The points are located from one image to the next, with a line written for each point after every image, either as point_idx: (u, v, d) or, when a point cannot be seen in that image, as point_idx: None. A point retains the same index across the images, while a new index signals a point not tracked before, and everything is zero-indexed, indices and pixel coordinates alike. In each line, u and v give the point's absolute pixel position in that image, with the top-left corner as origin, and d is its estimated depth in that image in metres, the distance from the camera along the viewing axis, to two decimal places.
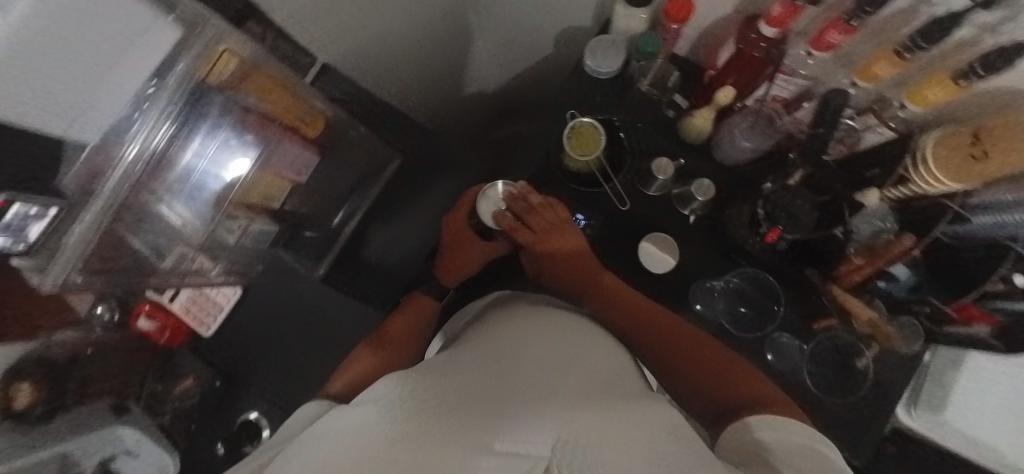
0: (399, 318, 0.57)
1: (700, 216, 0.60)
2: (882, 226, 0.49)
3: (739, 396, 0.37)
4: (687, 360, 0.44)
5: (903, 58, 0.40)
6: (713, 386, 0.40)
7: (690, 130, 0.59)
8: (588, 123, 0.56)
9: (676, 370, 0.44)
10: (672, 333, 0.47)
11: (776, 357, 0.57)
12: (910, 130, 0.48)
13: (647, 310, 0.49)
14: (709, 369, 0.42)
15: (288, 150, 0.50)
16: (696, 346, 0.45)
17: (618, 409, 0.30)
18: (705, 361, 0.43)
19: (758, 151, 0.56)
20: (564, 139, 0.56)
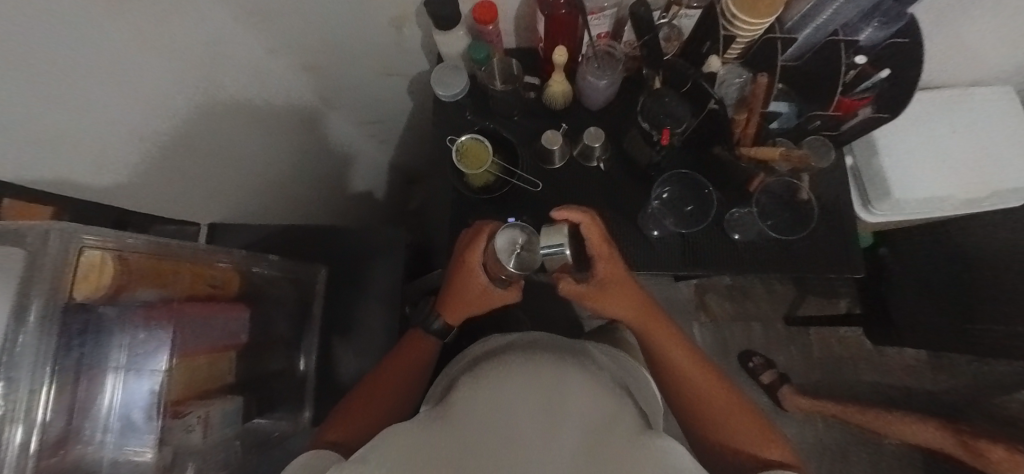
0: (394, 367, 0.56)
1: (607, 160, 0.64)
2: (741, 81, 0.55)
3: (757, 445, 0.47)
4: (701, 403, 0.52)
5: None
6: (717, 430, 0.50)
7: (555, 98, 0.63)
8: (466, 139, 0.57)
9: (708, 417, 0.51)
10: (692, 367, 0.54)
11: (743, 232, 0.61)
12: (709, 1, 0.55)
13: (668, 349, 0.55)
14: (717, 418, 0.50)
15: (204, 319, 0.47)
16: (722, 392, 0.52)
17: (616, 450, 0.32)
18: (718, 404, 0.51)
19: (616, 83, 0.61)
20: (455, 163, 0.58)
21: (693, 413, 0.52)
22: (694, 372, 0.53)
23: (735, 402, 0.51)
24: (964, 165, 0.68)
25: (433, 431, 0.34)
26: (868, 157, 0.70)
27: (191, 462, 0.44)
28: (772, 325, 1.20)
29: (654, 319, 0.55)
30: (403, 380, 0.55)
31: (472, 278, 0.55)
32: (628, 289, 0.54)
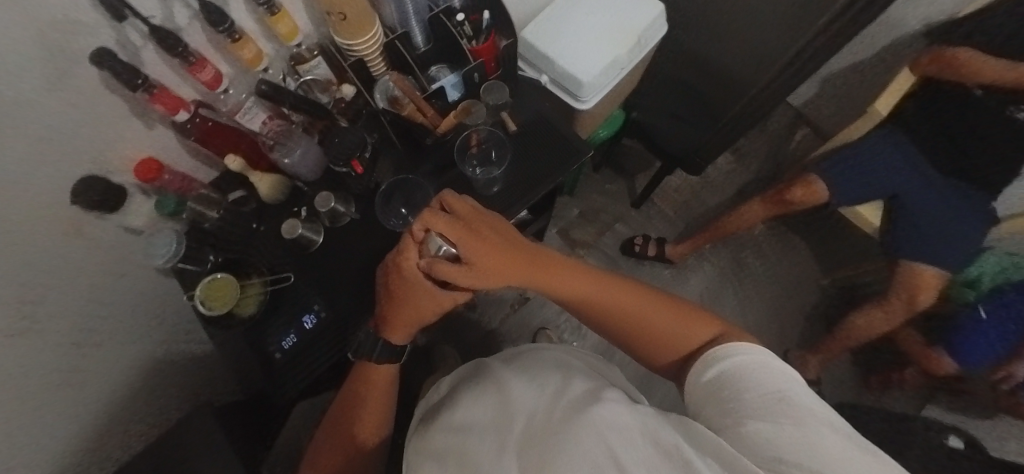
0: (353, 400, 0.53)
1: (355, 207, 0.66)
2: (386, 84, 0.63)
3: (682, 334, 0.47)
4: (626, 320, 0.50)
5: (237, 35, 0.51)
6: (646, 337, 0.50)
7: (267, 191, 0.63)
8: (220, 278, 0.55)
9: (636, 331, 0.50)
10: (596, 293, 0.50)
11: (498, 184, 0.67)
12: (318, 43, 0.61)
13: (576, 290, 0.49)
14: (642, 326, 0.49)
15: None
16: (644, 300, 0.51)
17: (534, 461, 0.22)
18: (635, 312, 0.49)
19: (305, 148, 0.63)
20: (194, 294, 0.55)
21: (620, 331, 0.51)
22: (606, 299, 0.50)
23: (649, 302, 0.50)
24: (609, 30, 0.85)
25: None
26: (552, 66, 0.84)
27: None
28: (630, 217, 1.34)
29: (549, 266, 0.48)
30: (364, 414, 0.52)
31: (423, 293, 0.45)
32: (506, 248, 0.44)
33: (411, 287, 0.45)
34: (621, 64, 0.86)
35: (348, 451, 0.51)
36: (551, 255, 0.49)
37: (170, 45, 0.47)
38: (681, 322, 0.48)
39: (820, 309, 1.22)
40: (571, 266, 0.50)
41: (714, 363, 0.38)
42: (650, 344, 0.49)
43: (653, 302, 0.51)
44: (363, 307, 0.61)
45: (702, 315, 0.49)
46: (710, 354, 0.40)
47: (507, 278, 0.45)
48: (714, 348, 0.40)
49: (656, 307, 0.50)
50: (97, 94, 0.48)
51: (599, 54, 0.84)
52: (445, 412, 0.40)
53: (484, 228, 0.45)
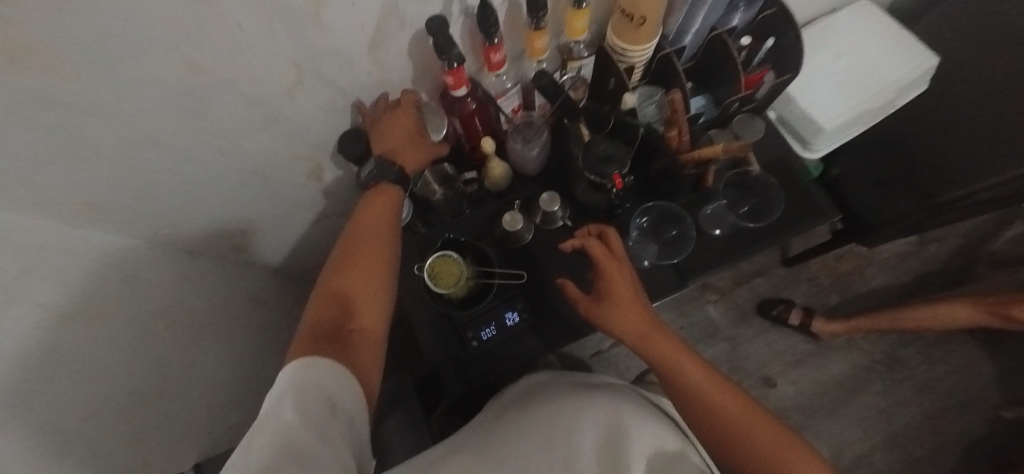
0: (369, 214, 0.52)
1: (569, 215, 0.63)
2: (656, 97, 0.59)
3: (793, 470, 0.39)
4: (721, 416, 0.44)
5: (541, 27, 0.47)
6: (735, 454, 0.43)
7: (494, 180, 0.61)
8: (454, 257, 0.55)
9: (711, 431, 0.45)
10: (703, 387, 0.46)
11: (721, 228, 0.62)
12: (594, 43, 0.57)
13: (680, 372, 0.47)
14: (745, 445, 0.42)
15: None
16: (750, 416, 0.44)
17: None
18: (742, 421, 0.43)
19: (545, 145, 0.61)
20: (428, 263, 0.55)
21: (693, 421, 0.47)
22: (712, 391, 0.46)
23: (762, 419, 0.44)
24: (865, 77, 0.73)
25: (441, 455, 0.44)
26: (785, 106, 0.75)
27: None
28: (772, 272, 1.20)
29: (657, 333, 0.48)
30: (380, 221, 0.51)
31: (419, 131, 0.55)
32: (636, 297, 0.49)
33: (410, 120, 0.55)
34: (868, 118, 0.75)
35: (359, 276, 0.47)
36: (652, 322, 0.49)
37: (487, 27, 0.45)
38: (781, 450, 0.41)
39: (988, 441, 1.03)
40: (658, 335, 0.48)
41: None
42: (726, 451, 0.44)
43: (757, 420, 0.44)
44: (561, 322, 0.59)
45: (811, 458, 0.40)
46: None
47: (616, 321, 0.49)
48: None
49: (737, 416, 0.44)
50: (394, 46, 0.48)
51: (846, 103, 0.73)
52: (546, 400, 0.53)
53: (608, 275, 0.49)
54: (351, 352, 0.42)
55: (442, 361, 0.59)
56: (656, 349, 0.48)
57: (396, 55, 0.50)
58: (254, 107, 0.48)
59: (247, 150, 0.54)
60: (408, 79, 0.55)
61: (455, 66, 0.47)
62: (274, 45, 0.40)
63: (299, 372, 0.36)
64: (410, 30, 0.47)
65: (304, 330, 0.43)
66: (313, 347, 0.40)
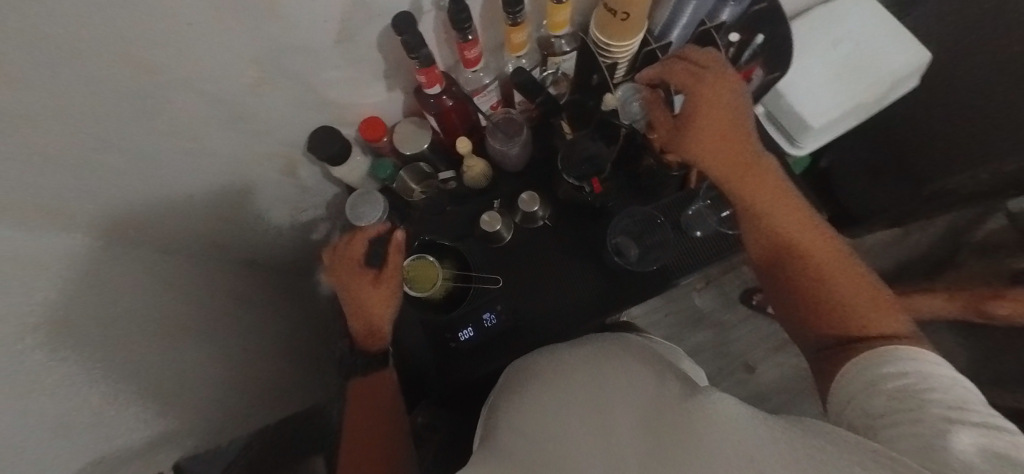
0: (362, 304, 0.53)
1: (550, 215, 0.62)
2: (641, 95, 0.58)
3: (875, 306, 0.42)
4: (802, 249, 0.47)
5: (519, 21, 0.45)
6: (809, 292, 0.45)
7: (474, 179, 0.60)
8: (432, 261, 0.56)
9: (796, 233, 0.47)
10: (771, 201, 0.48)
11: (703, 228, 0.62)
12: (577, 37, 0.54)
13: (762, 204, 0.48)
14: (820, 277, 0.45)
15: None
16: (826, 245, 0.47)
17: (681, 431, 0.24)
18: (820, 259, 0.46)
19: (526, 143, 0.59)
20: (407, 267, 0.55)
21: (771, 239, 0.48)
22: (798, 240, 0.47)
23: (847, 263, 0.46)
24: (859, 70, 0.71)
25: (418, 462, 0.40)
26: (775, 100, 0.73)
27: None
28: None
29: (740, 157, 0.48)
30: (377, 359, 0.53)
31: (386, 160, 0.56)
32: (732, 97, 0.46)
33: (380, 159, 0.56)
34: (857, 113, 0.73)
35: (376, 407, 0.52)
36: (744, 144, 0.47)
37: (460, 22, 0.42)
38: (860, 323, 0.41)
39: None
40: (737, 163, 0.48)
41: (886, 351, 0.36)
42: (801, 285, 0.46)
43: (840, 262, 0.46)
44: (541, 325, 0.59)
45: (869, 288, 0.44)
46: (892, 350, 0.35)
47: (704, 121, 0.45)
48: (888, 346, 0.36)
49: (821, 245, 0.47)
50: (363, 41, 0.45)
51: (837, 98, 0.71)
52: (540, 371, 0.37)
53: (698, 89, 0.45)
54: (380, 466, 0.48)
55: (424, 360, 0.60)
56: (739, 154, 0.47)
57: (366, 51, 0.47)
58: (216, 106, 0.45)
59: (214, 150, 0.52)
60: (381, 75, 0.52)
61: (427, 64, 0.44)
62: (227, 41, 0.37)
63: None
64: (379, 24, 0.44)
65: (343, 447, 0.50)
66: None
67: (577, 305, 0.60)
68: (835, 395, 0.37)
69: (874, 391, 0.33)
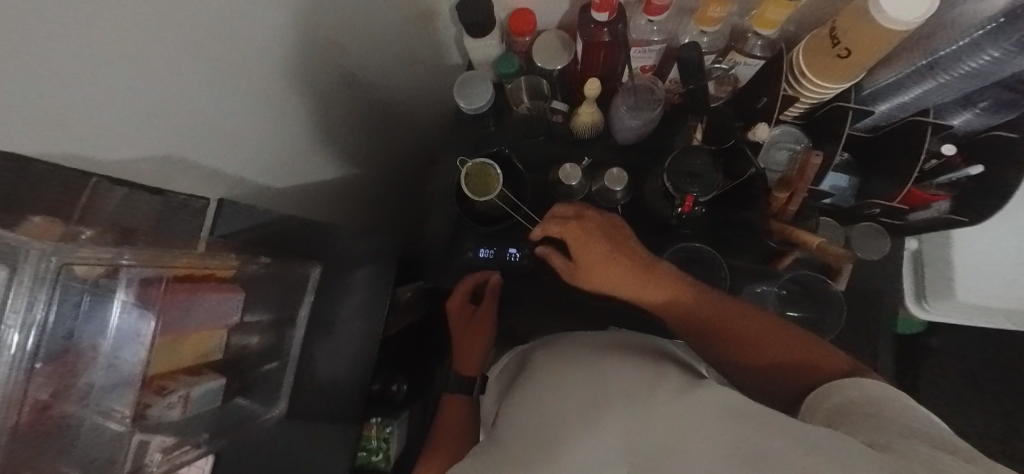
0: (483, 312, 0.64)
1: (625, 204, 0.59)
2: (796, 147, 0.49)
3: (816, 366, 0.37)
4: (727, 336, 0.44)
5: None
6: (766, 368, 0.41)
7: (580, 127, 0.58)
8: (494, 169, 0.54)
9: (735, 325, 0.44)
10: (686, 292, 0.47)
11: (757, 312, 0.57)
12: (776, 49, 0.47)
13: (695, 327, 0.47)
14: (786, 354, 0.40)
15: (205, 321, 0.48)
16: (757, 328, 0.43)
17: (665, 418, 0.31)
18: (770, 351, 0.41)
19: (650, 123, 0.55)
20: (470, 162, 0.55)
21: (702, 337, 0.47)
22: (769, 338, 0.42)
23: (774, 328, 0.43)
24: None
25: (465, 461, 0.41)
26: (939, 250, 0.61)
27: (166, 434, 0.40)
28: None
29: (645, 265, 0.48)
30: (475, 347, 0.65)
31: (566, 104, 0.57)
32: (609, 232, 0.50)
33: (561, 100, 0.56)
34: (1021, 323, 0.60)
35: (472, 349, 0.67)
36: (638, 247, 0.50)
37: None
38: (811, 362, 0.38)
39: None
40: (647, 264, 0.49)
41: (844, 388, 0.33)
42: (765, 360, 0.41)
43: (801, 346, 0.40)
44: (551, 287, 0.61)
45: (821, 346, 0.40)
46: (841, 383, 0.33)
47: (607, 261, 0.49)
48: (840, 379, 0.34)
49: (764, 331, 0.43)
50: None
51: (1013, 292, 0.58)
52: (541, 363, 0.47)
53: (578, 233, 0.50)
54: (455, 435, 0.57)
55: (438, 250, 0.63)
56: (643, 264, 0.49)
57: None
58: None
59: None
60: None
61: None
62: None
63: None
64: None
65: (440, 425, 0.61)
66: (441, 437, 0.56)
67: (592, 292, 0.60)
68: (815, 408, 0.34)
69: (846, 415, 0.31)
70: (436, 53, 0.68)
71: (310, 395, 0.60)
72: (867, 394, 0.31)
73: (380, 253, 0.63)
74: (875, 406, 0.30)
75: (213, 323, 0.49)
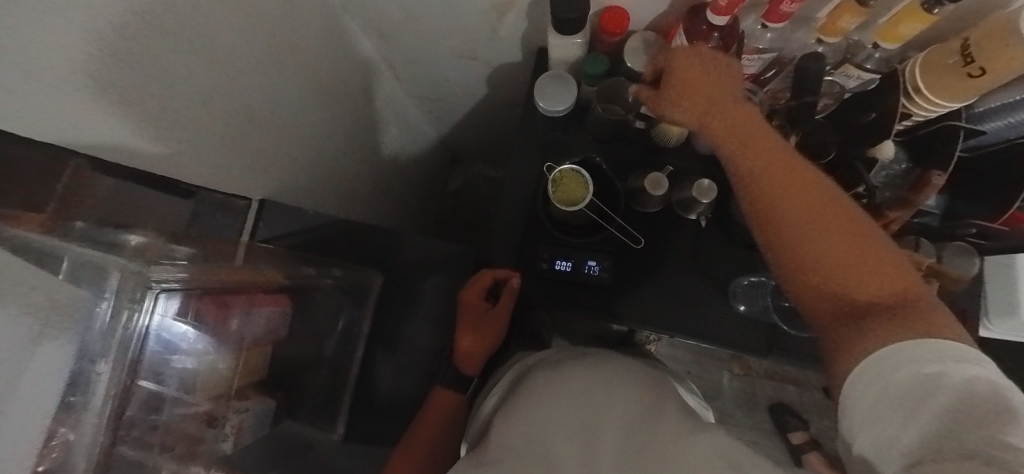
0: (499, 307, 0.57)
1: (708, 217, 0.57)
2: (898, 171, 0.48)
3: (919, 315, 0.31)
4: (799, 218, 0.36)
5: (866, 5, 0.38)
6: (852, 299, 0.34)
7: (667, 134, 0.55)
8: (586, 177, 0.51)
9: (818, 218, 0.35)
10: (837, 207, 0.35)
11: None
12: (891, 64, 0.46)
13: (784, 220, 0.37)
14: (863, 273, 0.33)
15: (259, 328, 0.47)
16: (882, 254, 0.34)
17: (663, 460, 0.30)
18: (864, 277, 0.33)
19: None
20: (559, 172, 0.52)
21: (799, 209, 0.36)
22: (833, 223, 0.34)
23: (900, 265, 0.34)
24: None
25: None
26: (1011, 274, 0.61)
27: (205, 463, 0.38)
28: None
29: (761, 138, 0.40)
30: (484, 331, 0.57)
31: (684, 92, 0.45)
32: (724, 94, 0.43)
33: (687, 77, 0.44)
34: None
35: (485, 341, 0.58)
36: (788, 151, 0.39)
37: None
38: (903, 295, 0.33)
39: None
40: (781, 159, 0.38)
41: (899, 346, 0.30)
42: (840, 256, 0.34)
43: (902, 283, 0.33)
44: (629, 303, 0.58)
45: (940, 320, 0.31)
46: (890, 348, 0.30)
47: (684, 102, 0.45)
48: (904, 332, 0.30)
49: (903, 293, 0.33)
50: None
51: None
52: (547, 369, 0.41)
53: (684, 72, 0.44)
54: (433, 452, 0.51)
55: (506, 260, 0.59)
56: (772, 157, 0.38)
57: None
58: None
59: None
60: None
61: None
62: None
63: None
64: None
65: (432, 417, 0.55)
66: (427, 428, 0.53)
67: (674, 309, 0.57)
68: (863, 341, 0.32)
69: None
70: (502, 49, 0.64)
71: (368, 413, 0.57)
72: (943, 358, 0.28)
73: (443, 261, 0.59)
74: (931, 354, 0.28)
75: (261, 340, 0.48)
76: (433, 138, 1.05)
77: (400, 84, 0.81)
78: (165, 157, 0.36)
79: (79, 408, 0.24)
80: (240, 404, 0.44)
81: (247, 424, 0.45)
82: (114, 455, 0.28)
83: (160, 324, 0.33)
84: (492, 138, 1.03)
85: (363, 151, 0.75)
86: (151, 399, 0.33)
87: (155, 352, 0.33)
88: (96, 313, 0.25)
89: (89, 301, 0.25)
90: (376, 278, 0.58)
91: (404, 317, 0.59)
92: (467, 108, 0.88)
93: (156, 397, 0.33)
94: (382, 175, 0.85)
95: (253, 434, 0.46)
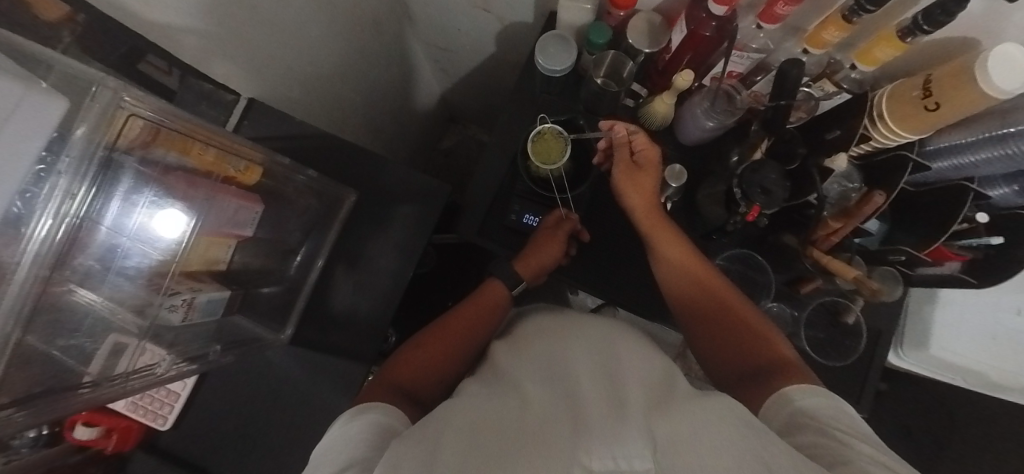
0: (548, 237, 0.57)
1: (675, 201, 0.60)
2: (849, 186, 0.52)
3: (760, 349, 0.45)
4: (703, 307, 0.49)
5: (851, 22, 0.40)
6: (726, 334, 0.47)
7: (652, 116, 0.58)
8: (559, 134, 0.55)
9: (709, 302, 0.49)
10: (692, 261, 0.51)
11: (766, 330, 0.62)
12: (863, 88, 0.49)
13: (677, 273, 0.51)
14: (727, 323, 0.48)
15: (233, 210, 0.47)
16: (723, 292, 0.49)
17: (689, 408, 0.29)
18: (749, 343, 0.46)
19: (722, 129, 0.56)
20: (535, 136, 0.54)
21: (682, 275, 0.51)
22: (683, 257, 0.51)
23: (765, 329, 0.47)
24: (1017, 352, 0.65)
25: (435, 423, 0.33)
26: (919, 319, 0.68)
27: (117, 334, 0.40)
28: None
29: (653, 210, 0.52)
30: (544, 264, 0.57)
31: (646, 175, 0.52)
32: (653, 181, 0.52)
33: (638, 170, 0.52)
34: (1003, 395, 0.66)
35: (547, 265, 0.58)
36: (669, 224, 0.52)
37: None
38: (771, 351, 0.44)
39: None
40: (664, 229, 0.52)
41: (808, 405, 0.35)
42: (700, 297, 0.50)
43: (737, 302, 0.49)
44: (584, 265, 0.62)
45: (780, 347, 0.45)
46: (820, 411, 0.34)
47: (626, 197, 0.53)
48: (795, 386, 0.38)
49: (732, 305, 0.48)
50: None
51: (987, 362, 0.65)
52: (530, 349, 0.42)
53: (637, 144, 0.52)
54: (430, 375, 0.47)
55: (480, 207, 0.62)
56: (664, 236, 0.52)
57: None
58: None
59: None
60: None
61: None
62: None
63: (354, 419, 0.38)
64: None
65: (422, 338, 0.51)
66: (426, 352, 0.49)
67: (626, 279, 0.61)
68: (772, 409, 0.37)
69: (803, 423, 0.34)
70: (515, 6, 0.65)
71: (316, 324, 0.58)
72: (826, 409, 0.34)
73: (417, 195, 0.61)
74: (829, 419, 0.33)
75: (229, 231, 0.48)
76: (434, 91, 1.06)
77: (410, 25, 0.81)
78: (161, 24, 0.36)
79: (26, 222, 0.26)
80: (193, 283, 0.45)
81: (199, 305, 0.46)
82: (46, 279, 0.29)
83: (110, 202, 0.34)
84: (492, 100, 1.03)
85: (362, 82, 0.75)
86: (93, 251, 0.34)
87: (106, 217, 0.34)
88: (51, 138, 0.25)
89: (54, 121, 0.24)
90: (349, 197, 0.60)
91: (370, 240, 0.60)
92: (473, 64, 0.89)
93: (90, 246, 0.34)
94: (379, 112, 0.85)
95: (203, 316, 0.47)
